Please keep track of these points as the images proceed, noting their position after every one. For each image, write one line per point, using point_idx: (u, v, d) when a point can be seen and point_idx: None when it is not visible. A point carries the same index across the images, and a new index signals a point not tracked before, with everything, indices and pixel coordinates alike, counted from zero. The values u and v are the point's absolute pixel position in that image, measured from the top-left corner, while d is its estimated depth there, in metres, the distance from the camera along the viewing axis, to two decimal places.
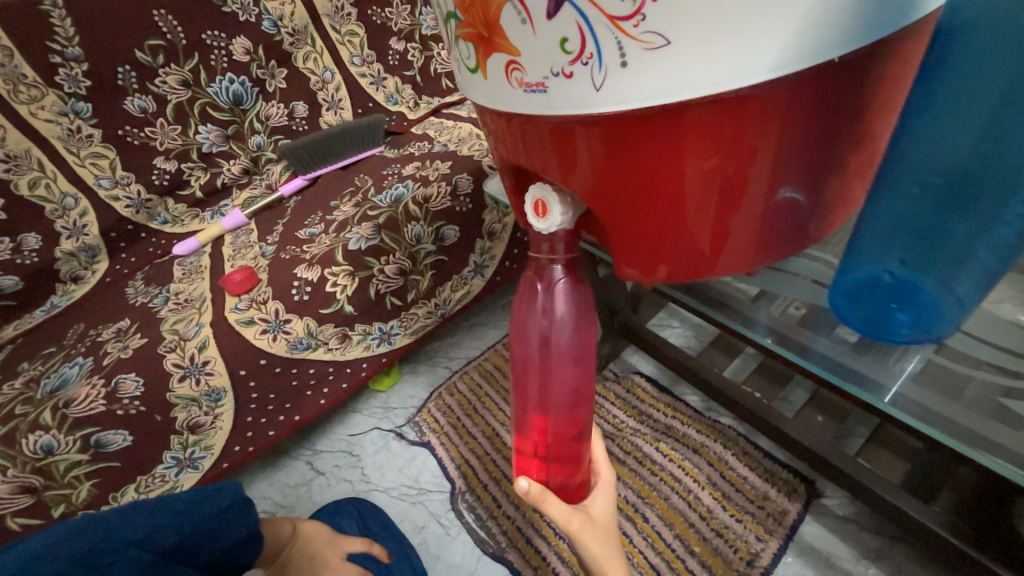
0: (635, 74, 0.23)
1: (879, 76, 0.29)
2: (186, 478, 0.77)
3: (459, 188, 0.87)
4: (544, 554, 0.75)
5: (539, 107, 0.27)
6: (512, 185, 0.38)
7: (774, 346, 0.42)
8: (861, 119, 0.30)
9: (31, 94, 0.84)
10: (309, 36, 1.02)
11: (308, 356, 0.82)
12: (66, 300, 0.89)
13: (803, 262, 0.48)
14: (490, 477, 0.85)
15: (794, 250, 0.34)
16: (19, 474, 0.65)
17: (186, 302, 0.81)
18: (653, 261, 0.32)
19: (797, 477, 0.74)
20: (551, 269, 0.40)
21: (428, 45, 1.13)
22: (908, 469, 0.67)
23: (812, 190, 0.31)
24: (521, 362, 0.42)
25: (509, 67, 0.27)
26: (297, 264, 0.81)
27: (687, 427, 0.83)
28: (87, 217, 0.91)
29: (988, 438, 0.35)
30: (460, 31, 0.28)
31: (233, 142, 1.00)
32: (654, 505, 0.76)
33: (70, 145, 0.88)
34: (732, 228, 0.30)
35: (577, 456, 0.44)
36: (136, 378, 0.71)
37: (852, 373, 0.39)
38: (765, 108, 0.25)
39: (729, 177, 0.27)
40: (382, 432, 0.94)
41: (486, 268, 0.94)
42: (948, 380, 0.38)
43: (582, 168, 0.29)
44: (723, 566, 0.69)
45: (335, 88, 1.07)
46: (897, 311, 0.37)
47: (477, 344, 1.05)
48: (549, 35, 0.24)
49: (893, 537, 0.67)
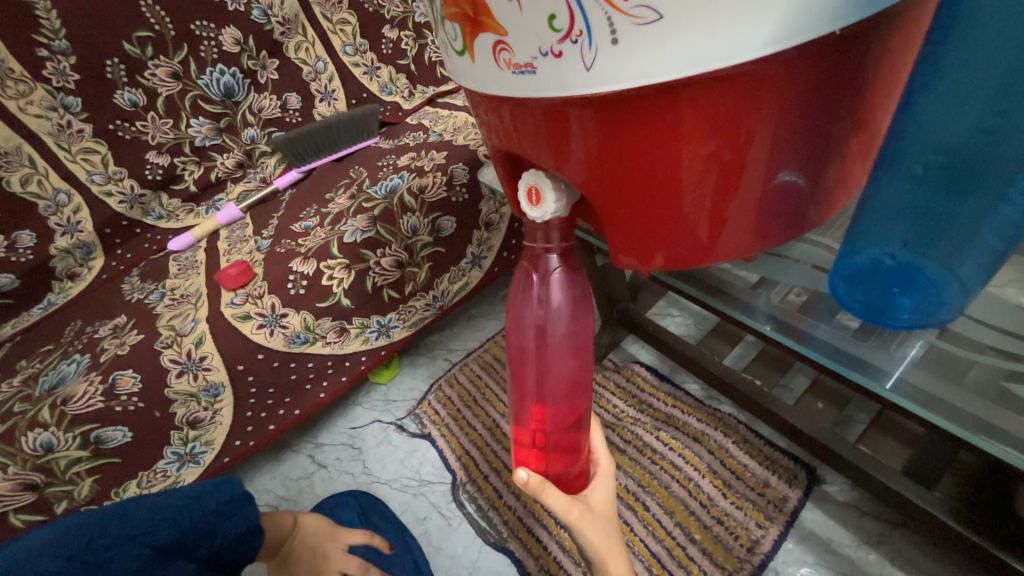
0: (626, 51, 0.23)
1: (878, 51, 0.28)
2: (187, 473, 0.77)
3: (455, 178, 0.86)
4: (545, 543, 0.75)
5: (528, 89, 0.26)
6: (505, 170, 0.37)
7: (774, 333, 0.42)
8: (861, 98, 0.29)
9: (19, 89, 0.82)
10: (300, 25, 1.01)
11: (307, 350, 0.82)
12: (63, 298, 0.89)
13: (804, 247, 0.47)
14: (490, 468, 0.85)
15: (793, 235, 0.34)
16: (20, 471, 0.64)
17: (183, 297, 0.80)
18: (650, 250, 0.31)
19: (798, 464, 0.74)
20: (545, 258, 0.39)
21: (422, 32, 1.12)
22: (910, 454, 0.66)
23: (812, 171, 0.30)
24: (517, 352, 0.41)
25: (497, 48, 0.26)
26: (292, 258, 0.80)
27: (688, 415, 0.83)
28: (81, 213, 0.90)
29: (993, 423, 0.35)
30: (446, 11, 0.27)
31: (227, 134, 0.99)
32: (655, 493, 0.76)
33: (61, 141, 0.87)
34: (729, 214, 0.29)
35: (576, 446, 0.44)
36: (133, 375, 0.71)
37: (852, 360, 0.38)
38: (764, 84, 0.24)
39: (727, 160, 0.26)
40: (382, 424, 0.94)
41: (484, 259, 0.94)
42: (950, 366, 0.38)
43: (577, 155, 0.28)
44: (725, 553, 0.68)
45: (328, 78, 1.05)
46: (898, 296, 0.36)
47: (477, 335, 1.04)
48: (537, 12, 0.23)
49: (894, 522, 0.67)
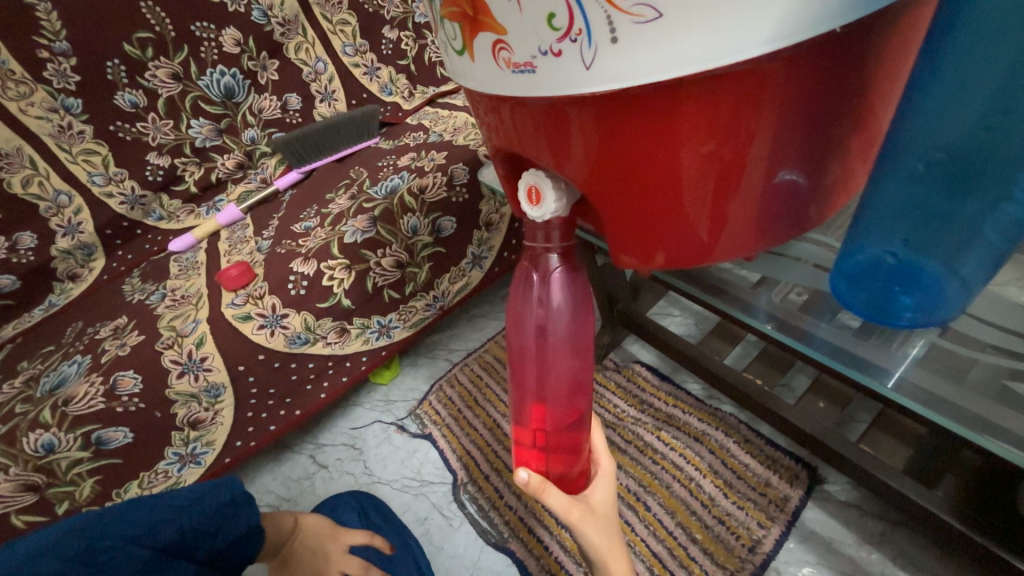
0: (626, 50, 0.23)
1: (878, 49, 0.28)
2: (188, 473, 0.77)
3: (456, 178, 0.86)
4: (546, 543, 0.75)
5: (528, 88, 0.26)
6: (506, 170, 0.37)
7: (774, 332, 0.42)
8: (861, 97, 0.29)
9: (20, 91, 0.82)
10: (300, 26, 1.01)
11: (308, 350, 0.82)
12: (64, 299, 0.89)
13: (805, 247, 0.47)
14: (491, 468, 0.85)
15: (793, 235, 0.34)
16: (22, 472, 0.64)
17: (184, 298, 0.80)
18: (650, 249, 0.31)
19: (799, 463, 0.74)
20: (545, 258, 0.39)
21: (422, 33, 1.12)
22: (912, 453, 0.66)
23: (813, 170, 0.30)
24: (518, 352, 0.41)
25: (497, 47, 0.26)
26: (293, 259, 0.80)
27: (689, 415, 0.83)
28: (82, 214, 0.90)
29: (995, 422, 0.35)
30: (445, 10, 0.27)
31: (227, 135, 0.99)
32: (656, 494, 0.76)
33: (62, 142, 0.87)
34: (730, 214, 0.29)
35: (576, 446, 0.44)
36: (134, 375, 0.71)
37: (853, 358, 0.38)
38: (764, 82, 0.24)
39: (728, 159, 0.26)
40: (383, 424, 0.94)
41: (484, 259, 0.94)
42: (951, 365, 0.38)
43: (577, 154, 0.28)
44: (726, 553, 0.68)
45: (329, 78, 1.06)
46: (900, 295, 0.36)
47: (477, 336, 1.04)
48: (537, 11, 0.23)
49: (895, 521, 0.67)
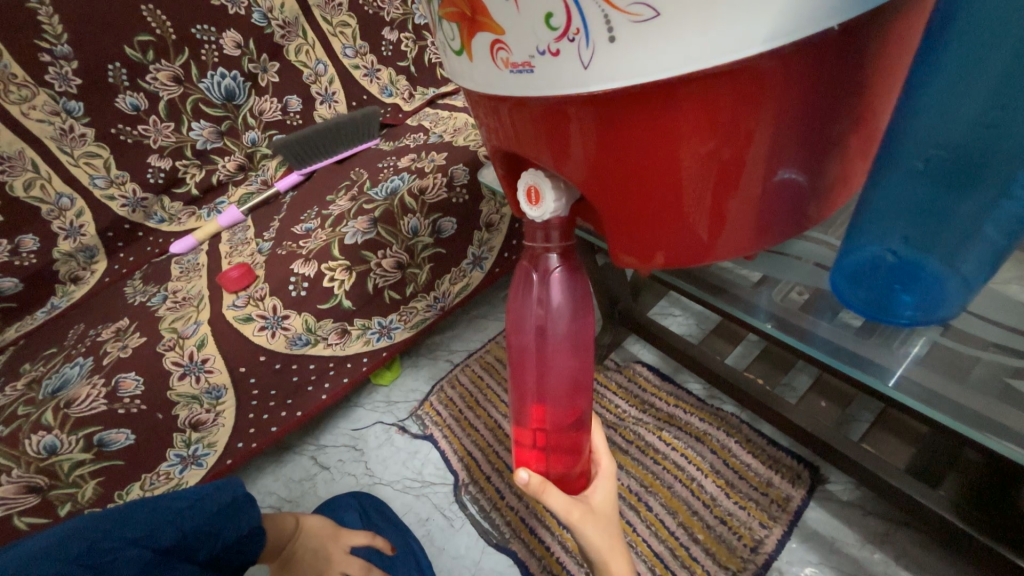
0: (624, 49, 0.23)
1: (877, 48, 0.28)
2: (190, 475, 0.78)
3: (456, 179, 0.86)
4: (548, 544, 0.75)
5: (527, 88, 0.26)
6: (504, 170, 0.37)
7: (775, 331, 0.42)
8: (860, 95, 0.29)
9: (22, 94, 0.82)
10: (300, 28, 1.01)
11: (308, 351, 0.82)
12: (66, 301, 0.90)
13: (804, 246, 0.47)
14: (493, 469, 0.84)
15: (793, 234, 0.34)
16: (24, 474, 0.64)
17: (186, 299, 0.80)
18: (650, 248, 0.31)
19: (801, 463, 0.74)
20: (545, 258, 0.39)
21: (422, 34, 1.12)
22: (914, 452, 0.66)
23: (812, 168, 0.30)
24: (518, 352, 0.41)
25: (495, 47, 0.26)
26: (293, 260, 0.79)
27: (690, 415, 0.83)
28: (84, 217, 0.91)
29: (997, 420, 0.34)
30: (444, 10, 0.27)
31: (227, 137, 0.99)
32: (658, 493, 0.76)
33: (63, 145, 0.87)
34: (730, 213, 0.29)
35: (577, 446, 0.44)
36: (136, 377, 0.71)
37: (854, 357, 0.38)
38: (764, 80, 0.24)
39: (727, 159, 0.26)
40: (385, 425, 0.94)
41: (485, 260, 0.94)
42: (952, 363, 0.38)
43: (577, 154, 0.28)
44: (728, 553, 0.68)
45: (329, 80, 1.06)
46: (900, 293, 0.36)
47: (478, 336, 1.04)
48: (535, 10, 0.23)
49: (898, 521, 0.67)
